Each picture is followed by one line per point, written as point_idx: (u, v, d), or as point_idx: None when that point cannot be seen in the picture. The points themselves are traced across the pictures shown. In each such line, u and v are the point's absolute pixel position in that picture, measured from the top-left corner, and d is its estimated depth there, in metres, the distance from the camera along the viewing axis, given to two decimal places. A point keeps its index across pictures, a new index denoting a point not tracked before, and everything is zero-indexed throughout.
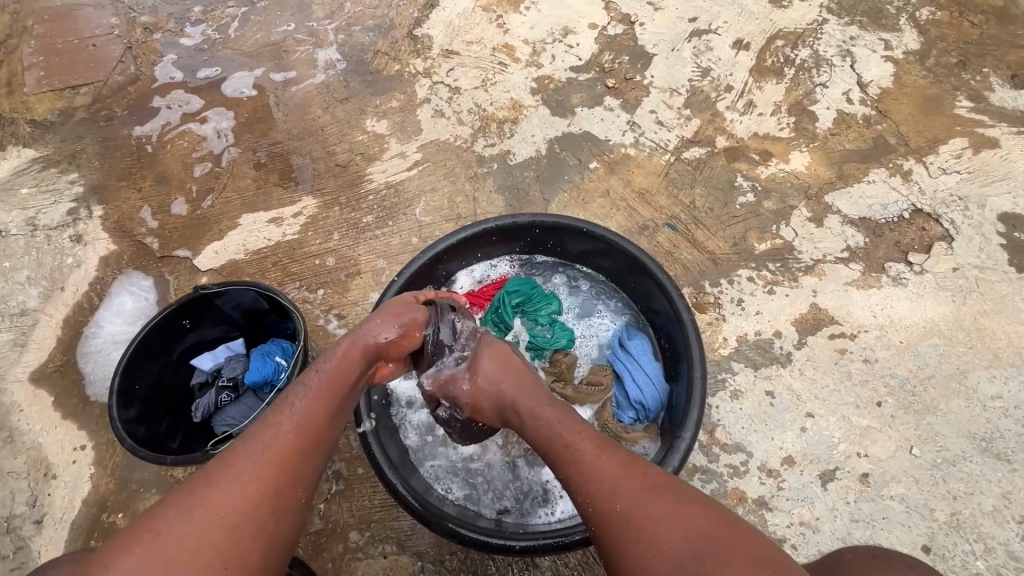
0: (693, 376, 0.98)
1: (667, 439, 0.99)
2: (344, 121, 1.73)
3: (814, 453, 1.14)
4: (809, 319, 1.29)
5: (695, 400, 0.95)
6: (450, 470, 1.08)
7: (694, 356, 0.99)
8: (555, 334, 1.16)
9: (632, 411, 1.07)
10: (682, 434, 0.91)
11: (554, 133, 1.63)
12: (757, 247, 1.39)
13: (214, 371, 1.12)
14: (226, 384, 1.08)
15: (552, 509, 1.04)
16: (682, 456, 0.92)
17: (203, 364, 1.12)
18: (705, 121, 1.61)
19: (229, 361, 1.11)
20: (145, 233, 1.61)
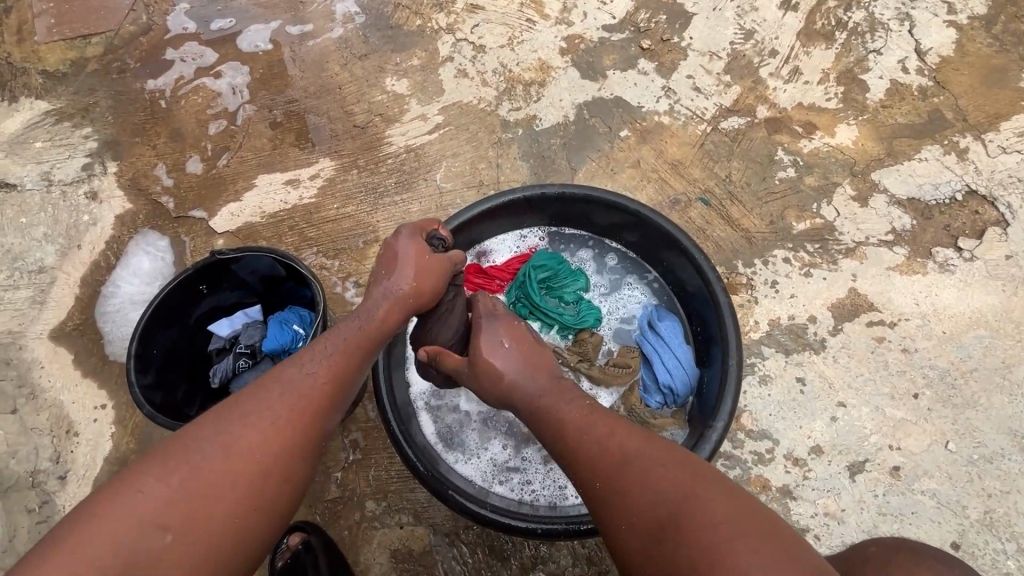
0: (728, 363, 0.94)
1: (699, 426, 0.96)
2: (363, 79, 1.65)
3: (845, 444, 1.11)
4: (847, 305, 1.23)
5: (730, 390, 0.91)
6: (471, 450, 1.06)
7: (729, 342, 0.95)
8: (582, 312, 1.11)
9: (661, 395, 1.03)
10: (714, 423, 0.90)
11: (583, 98, 1.54)
12: (795, 227, 1.32)
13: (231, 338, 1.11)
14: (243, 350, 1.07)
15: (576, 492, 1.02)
16: (713, 446, 0.89)
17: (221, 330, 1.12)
18: (745, 89, 1.50)
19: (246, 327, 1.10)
20: (161, 191, 1.58)
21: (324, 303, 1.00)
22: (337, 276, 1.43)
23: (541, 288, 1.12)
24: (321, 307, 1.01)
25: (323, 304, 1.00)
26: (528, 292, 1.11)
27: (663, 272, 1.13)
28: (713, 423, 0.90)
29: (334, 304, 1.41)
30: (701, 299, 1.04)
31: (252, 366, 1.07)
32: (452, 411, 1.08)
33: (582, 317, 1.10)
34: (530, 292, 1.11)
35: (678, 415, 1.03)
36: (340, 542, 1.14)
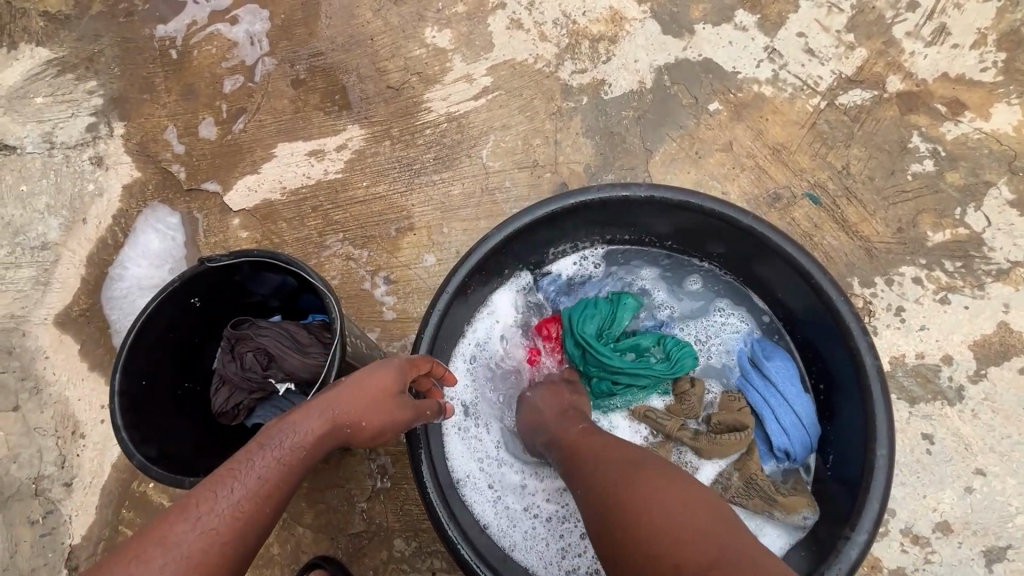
0: (874, 452, 0.74)
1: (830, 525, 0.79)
2: (398, 29, 1.40)
3: (981, 523, 0.89)
4: (995, 343, 0.97)
5: (878, 493, 0.72)
6: (529, 531, 0.91)
7: (878, 421, 0.75)
8: (674, 360, 0.94)
9: (781, 459, 0.89)
10: (853, 534, 0.72)
11: (664, 59, 1.25)
12: (931, 237, 1.05)
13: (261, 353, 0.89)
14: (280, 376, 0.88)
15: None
16: (850, 564, 0.71)
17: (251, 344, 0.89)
18: (874, 53, 1.19)
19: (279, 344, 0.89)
20: (171, 159, 1.40)
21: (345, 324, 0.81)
22: (366, 269, 1.24)
23: (614, 345, 0.96)
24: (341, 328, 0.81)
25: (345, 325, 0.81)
26: (602, 356, 0.93)
27: (774, 303, 0.93)
28: (851, 535, 0.72)
29: (361, 303, 1.22)
30: (835, 343, 0.83)
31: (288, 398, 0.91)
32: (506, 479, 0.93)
33: (675, 365, 0.93)
34: (604, 356, 0.93)
35: (804, 491, 0.86)
36: None
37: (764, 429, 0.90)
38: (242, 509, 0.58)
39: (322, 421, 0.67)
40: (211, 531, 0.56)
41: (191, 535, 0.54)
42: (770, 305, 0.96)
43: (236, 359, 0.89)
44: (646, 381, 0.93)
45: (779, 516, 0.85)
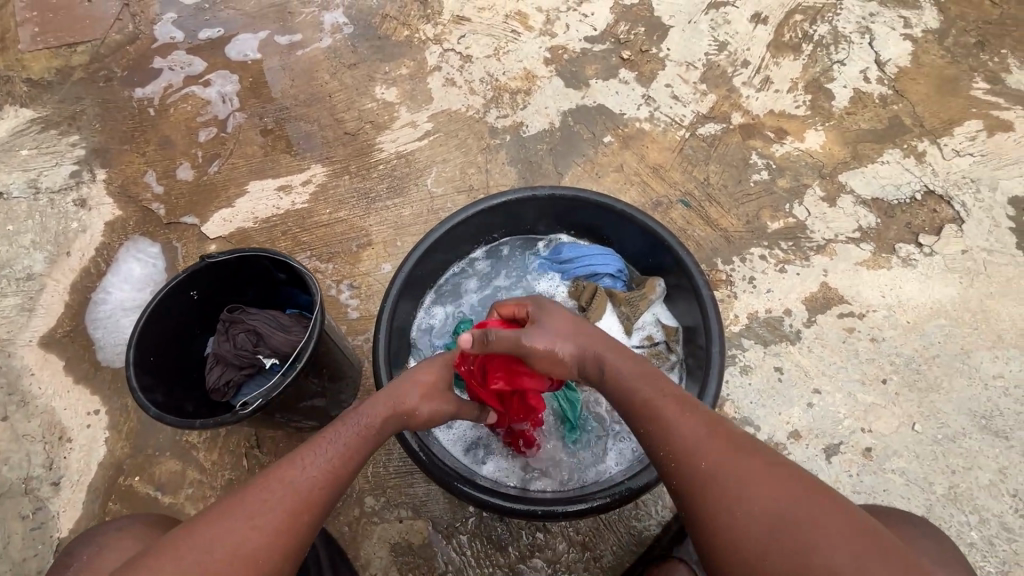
0: (712, 350, 1.01)
1: None
2: (353, 88, 1.69)
3: (820, 428, 1.18)
4: (819, 298, 1.30)
5: (713, 373, 0.98)
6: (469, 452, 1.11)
7: (713, 330, 1.02)
8: None
9: (621, 277, 1.24)
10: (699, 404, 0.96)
11: (567, 106, 1.61)
12: (770, 226, 1.40)
13: (250, 333, 1.08)
14: (266, 352, 1.07)
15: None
16: None
17: (240, 326, 1.08)
18: (721, 97, 1.59)
19: (265, 325, 1.08)
20: (151, 199, 1.59)
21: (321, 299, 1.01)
22: (331, 279, 1.46)
23: None
24: (317, 301, 1.02)
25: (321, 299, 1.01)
26: None
27: (645, 267, 1.23)
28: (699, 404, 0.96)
29: (328, 307, 1.43)
30: (685, 285, 1.12)
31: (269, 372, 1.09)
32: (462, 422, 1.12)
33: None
34: None
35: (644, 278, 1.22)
36: (340, 538, 1.16)
37: (602, 277, 1.23)
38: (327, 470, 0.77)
39: (387, 412, 0.86)
40: (313, 476, 0.76)
41: (301, 477, 0.75)
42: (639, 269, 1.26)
43: (228, 340, 1.08)
44: None
45: (652, 297, 1.20)
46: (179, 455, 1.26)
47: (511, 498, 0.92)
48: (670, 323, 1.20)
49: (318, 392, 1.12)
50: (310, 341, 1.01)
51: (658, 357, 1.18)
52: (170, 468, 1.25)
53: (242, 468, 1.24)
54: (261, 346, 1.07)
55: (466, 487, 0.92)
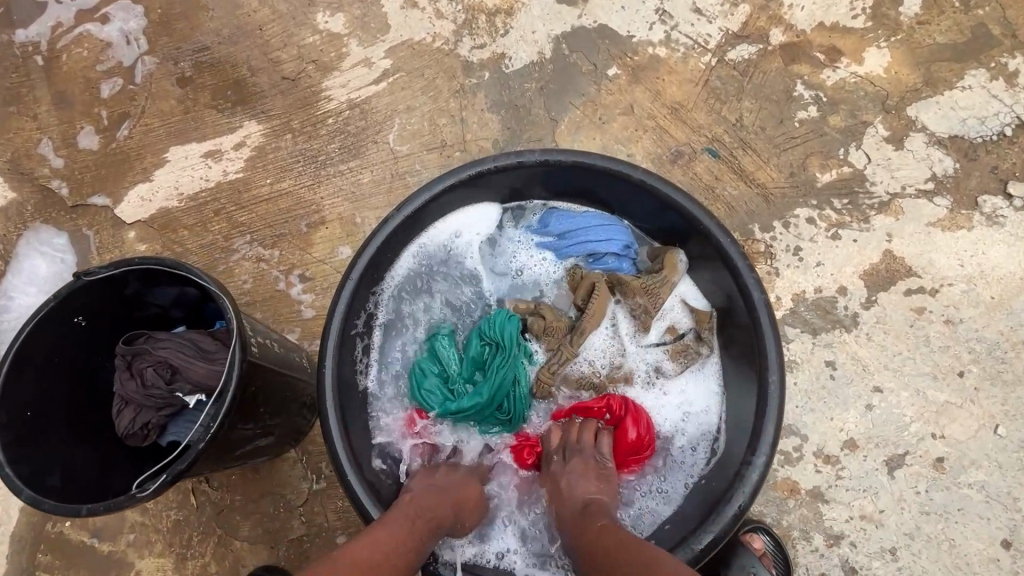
0: (768, 379, 0.78)
1: (728, 452, 0.83)
2: (287, 16, 1.33)
3: (881, 435, 0.97)
4: (882, 271, 1.05)
5: (770, 413, 0.76)
6: None
7: (766, 349, 0.78)
8: (502, 340, 0.92)
9: (629, 255, 0.96)
10: (753, 457, 0.76)
11: (561, 29, 1.26)
12: (820, 179, 1.11)
13: (160, 366, 0.83)
14: (187, 388, 0.83)
15: (705, 414, 0.90)
16: (753, 486, 0.75)
17: (147, 357, 0.83)
18: (757, 7, 1.23)
19: (182, 354, 0.83)
20: (50, 175, 1.28)
21: (237, 324, 0.77)
22: (279, 269, 1.19)
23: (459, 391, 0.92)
24: (235, 327, 0.77)
25: (237, 325, 0.77)
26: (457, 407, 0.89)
27: (666, 243, 0.95)
28: (752, 460, 0.75)
29: (278, 304, 1.17)
30: (724, 279, 0.86)
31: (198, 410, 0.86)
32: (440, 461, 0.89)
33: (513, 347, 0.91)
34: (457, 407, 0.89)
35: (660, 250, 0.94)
36: None
37: (604, 256, 0.96)
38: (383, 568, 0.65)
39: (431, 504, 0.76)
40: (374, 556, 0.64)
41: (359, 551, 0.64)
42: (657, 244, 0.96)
43: (135, 376, 0.84)
44: (502, 374, 0.89)
45: (675, 279, 0.92)
46: None
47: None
48: (700, 305, 0.93)
49: (260, 432, 0.89)
50: (232, 379, 0.77)
51: (687, 354, 0.92)
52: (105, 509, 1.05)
53: (189, 507, 1.04)
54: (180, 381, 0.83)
55: None
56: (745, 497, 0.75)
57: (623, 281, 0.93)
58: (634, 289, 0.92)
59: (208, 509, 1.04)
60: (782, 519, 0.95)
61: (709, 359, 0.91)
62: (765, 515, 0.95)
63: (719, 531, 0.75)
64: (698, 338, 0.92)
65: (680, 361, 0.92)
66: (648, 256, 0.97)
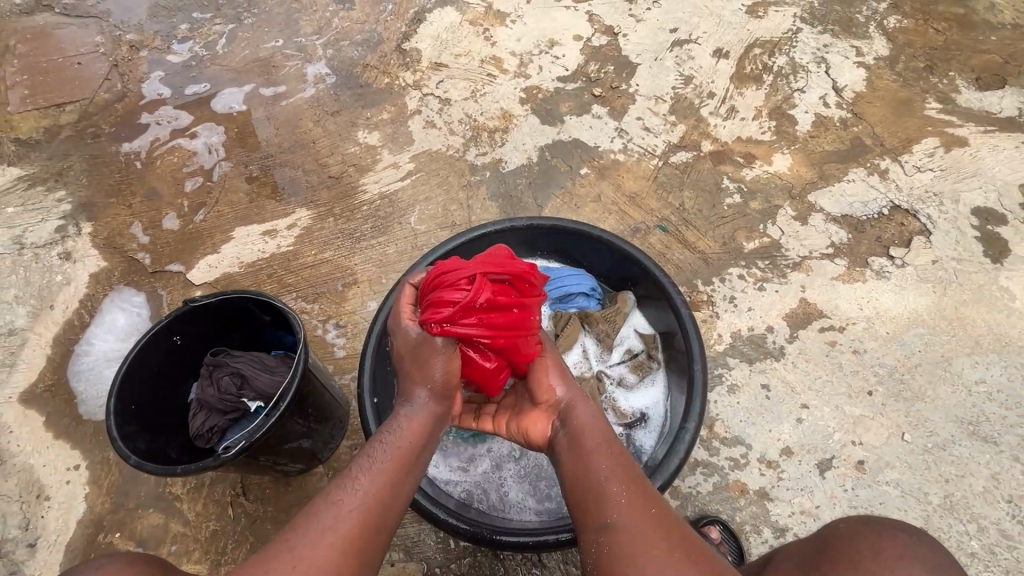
0: (695, 368, 1.03)
1: (671, 431, 1.04)
2: (336, 133, 1.75)
3: (812, 443, 1.18)
4: (800, 313, 1.33)
5: (697, 393, 1.00)
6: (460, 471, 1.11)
7: (693, 349, 1.04)
8: None
9: (595, 295, 1.24)
10: (686, 425, 0.98)
11: (544, 141, 1.66)
12: (746, 246, 1.43)
13: (233, 376, 1.07)
14: (251, 394, 1.06)
15: (654, 411, 1.13)
16: (687, 447, 0.96)
17: (223, 369, 1.08)
18: (690, 126, 1.65)
19: (252, 367, 1.08)
20: (137, 248, 1.60)
21: (305, 337, 1.01)
22: (318, 319, 1.46)
23: None
24: (301, 339, 1.03)
25: (305, 338, 1.01)
26: None
27: (619, 285, 1.24)
28: (685, 425, 0.98)
29: (314, 347, 1.43)
30: (662, 305, 1.14)
31: (252, 417, 1.07)
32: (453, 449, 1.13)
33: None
34: None
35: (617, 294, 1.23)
36: None
37: (577, 296, 1.23)
38: (374, 492, 0.76)
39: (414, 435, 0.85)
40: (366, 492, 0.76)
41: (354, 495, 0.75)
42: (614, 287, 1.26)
43: (213, 384, 1.07)
44: None
45: (626, 310, 1.20)
46: (162, 508, 1.22)
47: (507, 533, 0.94)
48: (647, 330, 1.20)
49: (305, 432, 1.11)
50: (295, 379, 1.01)
51: (641, 368, 1.17)
52: (152, 522, 1.21)
53: (227, 517, 1.20)
54: (246, 388, 1.07)
55: (458, 523, 0.95)
56: (680, 455, 0.95)
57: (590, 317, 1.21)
58: (597, 321, 1.20)
59: (243, 519, 1.20)
60: (736, 515, 1.12)
61: (659, 371, 1.17)
62: (722, 512, 1.13)
63: (663, 482, 0.94)
64: (649, 356, 1.19)
65: (636, 373, 1.17)
66: (609, 299, 1.25)
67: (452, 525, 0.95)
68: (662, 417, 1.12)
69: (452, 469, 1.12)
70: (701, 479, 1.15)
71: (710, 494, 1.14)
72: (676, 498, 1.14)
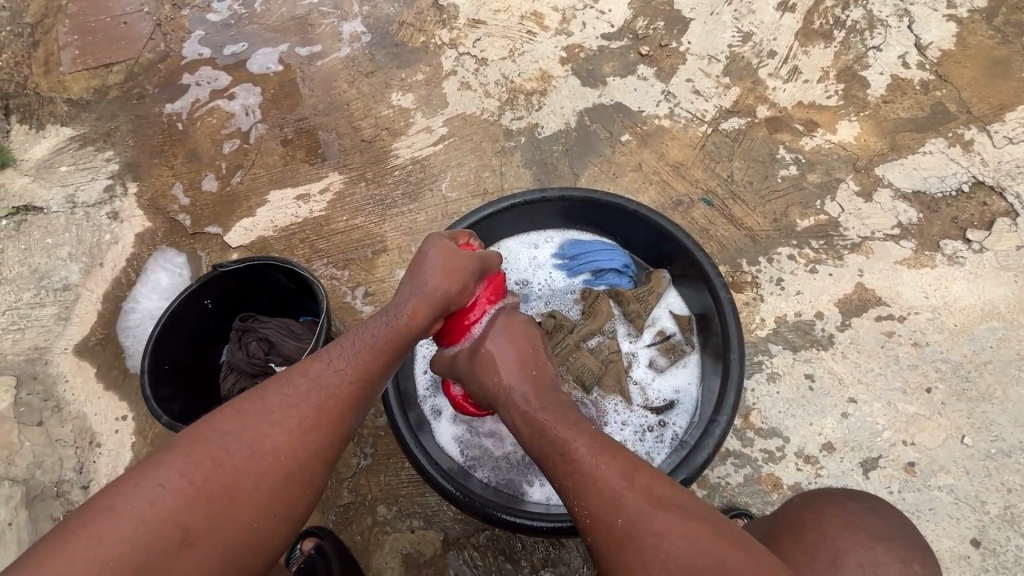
0: (730, 357, 0.96)
1: (700, 422, 0.98)
2: (370, 95, 1.70)
3: (857, 440, 1.10)
4: (855, 300, 1.22)
5: (731, 385, 0.93)
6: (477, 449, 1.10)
7: (731, 337, 0.96)
8: None
9: (628, 272, 1.17)
10: (716, 419, 0.92)
11: (584, 105, 1.56)
12: (799, 224, 1.32)
13: (261, 340, 1.09)
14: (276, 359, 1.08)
15: (685, 398, 1.07)
16: (717, 440, 0.90)
17: (251, 333, 1.10)
18: (745, 90, 1.51)
19: (278, 332, 1.09)
20: (178, 209, 1.63)
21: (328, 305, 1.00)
22: (347, 286, 1.47)
23: None
24: (323, 306, 1.02)
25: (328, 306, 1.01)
26: None
27: (654, 263, 1.16)
28: (716, 417, 0.92)
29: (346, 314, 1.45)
30: (700, 285, 1.06)
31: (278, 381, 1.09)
32: (471, 428, 1.11)
33: None
34: None
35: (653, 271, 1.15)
36: (353, 546, 1.16)
37: (608, 272, 1.17)
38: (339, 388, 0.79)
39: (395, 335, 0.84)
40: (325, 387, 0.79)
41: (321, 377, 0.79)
42: (650, 263, 1.18)
43: (241, 349, 1.09)
44: None
45: (661, 289, 1.12)
46: None
47: (522, 516, 0.93)
48: (683, 312, 1.13)
49: None
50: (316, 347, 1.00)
51: (672, 352, 1.10)
52: None
53: None
54: (273, 353, 1.08)
55: (474, 503, 0.95)
56: (708, 449, 0.90)
57: (621, 294, 1.14)
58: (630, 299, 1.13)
59: None
60: (766, 509, 1.07)
61: (692, 356, 1.09)
62: (751, 505, 1.08)
63: (687, 475, 0.90)
64: (682, 339, 1.11)
65: (667, 356, 1.10)
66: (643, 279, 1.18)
67: (467, 505, 0.95)
68: (691, 405, 1.06)
69: (473, 446, 1.10)
70: (731, 470, 1.10)
71: (739, 486, 1.09)
72: (702, 487, 1.10)
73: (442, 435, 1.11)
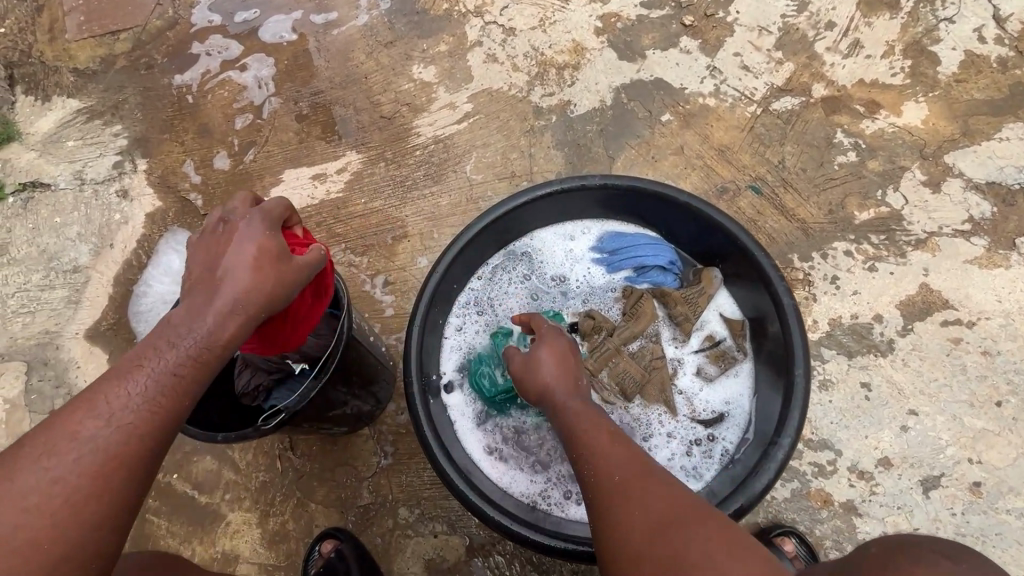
0: (794, 372, 0.87)
1: (758, 442, 0.90)
2: (389, 68, 1.59)
3: (917, 456, 1.02)
4: (918, 302, 1.11)
5: (795, 404, 0.84)
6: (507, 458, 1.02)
7: (795, 350, 0.87)
8: None
9: (673, 270, 1.09)
10: (778, 441, 0.84)
11: (621, 81, 1.44)
12: (858, 216, 1.21)
13: None
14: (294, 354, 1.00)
15: (736, 411, 0.99)
16: (778, 465, 0.82)
17: None
18: (800, 66, 1.37)
19: None
20: (189, 188, 1.55)
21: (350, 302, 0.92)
22: (365, 274, 1.39)
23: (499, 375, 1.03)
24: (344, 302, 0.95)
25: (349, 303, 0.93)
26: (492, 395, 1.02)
27: (703, 259, 1.07)
28: (778, 440, 0.83)
29: (365, 303, 1.38)
30: (757, 287, 0.96)
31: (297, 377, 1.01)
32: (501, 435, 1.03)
33: None
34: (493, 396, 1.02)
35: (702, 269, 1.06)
36: (374, 549, 1.11)
37: (652, 269, 1.08)
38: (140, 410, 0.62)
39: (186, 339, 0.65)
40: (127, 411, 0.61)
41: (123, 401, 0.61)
42: (698, 260, 1.08)
43: None
44: None
45: (712, 291, 1.03)
46: None
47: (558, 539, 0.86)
48: (735, 316, 1.03)
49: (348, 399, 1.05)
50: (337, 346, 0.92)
51: (724, 359, 1.02)
52: None
53: (275, 471, 1.16)
54: None
55: (507, 523, 0.87)
56: (769, 476, 0.82)
57: (667, 293, 1.05)
58: (674, 298, 1.04)
59: (292, 474, 1.16)
60: (815, 527, 1.00)
61: (745, 364, 1.01)
62: (799, 523, 1.00)
63: (744, 503, 0.82)
64: (734, 345, 1.02)
65: (717, 364, 1.02)
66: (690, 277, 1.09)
67: (499, 525, 0.88)
68: (744, 418, 0.98)
69: (503, 455, 1.02)
70: (778, 484, 1.02)
71: (786, 501, 1.01)
72: None
73: (470, 442, 1.03)
